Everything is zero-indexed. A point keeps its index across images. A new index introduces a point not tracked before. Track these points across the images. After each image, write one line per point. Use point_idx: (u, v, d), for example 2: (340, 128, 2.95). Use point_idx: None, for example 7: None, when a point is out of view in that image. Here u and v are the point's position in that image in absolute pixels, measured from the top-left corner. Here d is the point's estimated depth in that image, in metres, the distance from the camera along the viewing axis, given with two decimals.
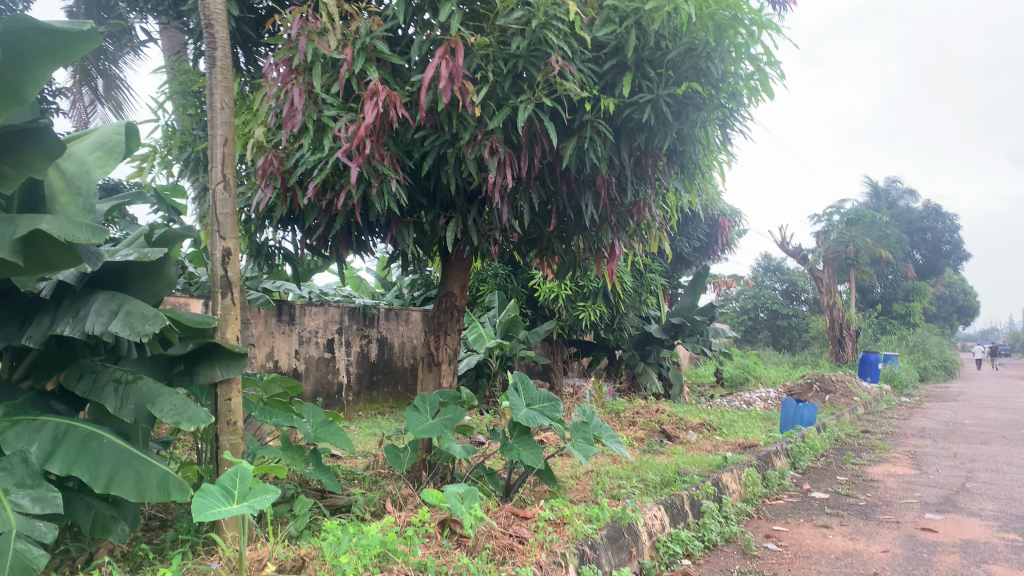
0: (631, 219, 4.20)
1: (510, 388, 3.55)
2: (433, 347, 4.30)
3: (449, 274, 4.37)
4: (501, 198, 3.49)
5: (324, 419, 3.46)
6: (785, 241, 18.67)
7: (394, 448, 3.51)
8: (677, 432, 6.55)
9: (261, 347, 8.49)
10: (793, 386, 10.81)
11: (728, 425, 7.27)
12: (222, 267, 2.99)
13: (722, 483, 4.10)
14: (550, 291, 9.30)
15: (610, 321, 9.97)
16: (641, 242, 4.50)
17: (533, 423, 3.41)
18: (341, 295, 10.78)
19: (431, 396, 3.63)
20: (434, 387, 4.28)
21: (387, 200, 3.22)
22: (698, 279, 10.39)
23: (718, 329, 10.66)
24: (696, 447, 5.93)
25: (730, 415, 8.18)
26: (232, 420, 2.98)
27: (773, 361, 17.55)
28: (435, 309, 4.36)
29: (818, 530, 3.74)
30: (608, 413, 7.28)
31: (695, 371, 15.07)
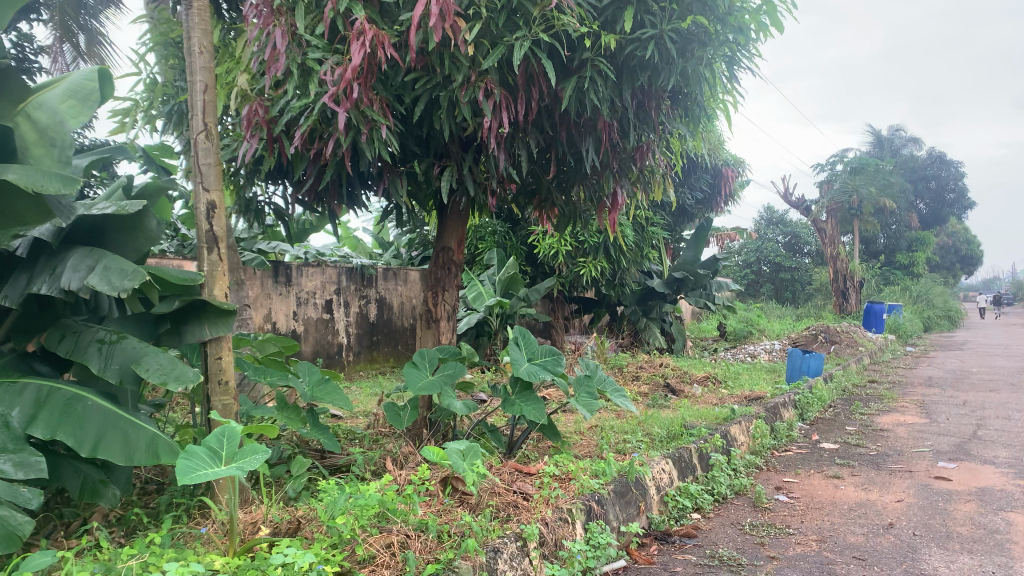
0: (634, 165, 4.06)
1: (510, 343, 3.45)
2: (431, 304, 4.19)
3: (446, 228, 4.25)
4: (497, 144, 3.35)
5: (320, 377, 3.33)
6: (787, 192, 18.47)
7: (393, 406, 3.42)
8: (682, 386, 6.48)
9: (259, 309, 8.40)
10: (797, 338, 10.73)
11: (733, 377, 7.20)
12: (206, 222, 2.86)
13: (731, 435, 4.01)
14: (551, 246, 9.17)
15: (612, 276, 9.85)
16: (644, 190, 4.37)
17: (534, 377, 3.31)
18: (339, 256, 10.66)
19: (429, 353, 3.51)
20: (434, 344, 4.19)
21: (378, 147, 3.08)
22: (700, 232, 10.25)
23: (722, 282, 10.54)
24: (702, 400, 5.85)
25: (735, 368, 8.10)
26: (224, 380, 2.87)
27: (776, 314, 17.49)
28: (432, 265, 4.24)
29: (829, 481, 3.66)
30: (611, 368, 7.21)
31: (698, 326, 15.00)
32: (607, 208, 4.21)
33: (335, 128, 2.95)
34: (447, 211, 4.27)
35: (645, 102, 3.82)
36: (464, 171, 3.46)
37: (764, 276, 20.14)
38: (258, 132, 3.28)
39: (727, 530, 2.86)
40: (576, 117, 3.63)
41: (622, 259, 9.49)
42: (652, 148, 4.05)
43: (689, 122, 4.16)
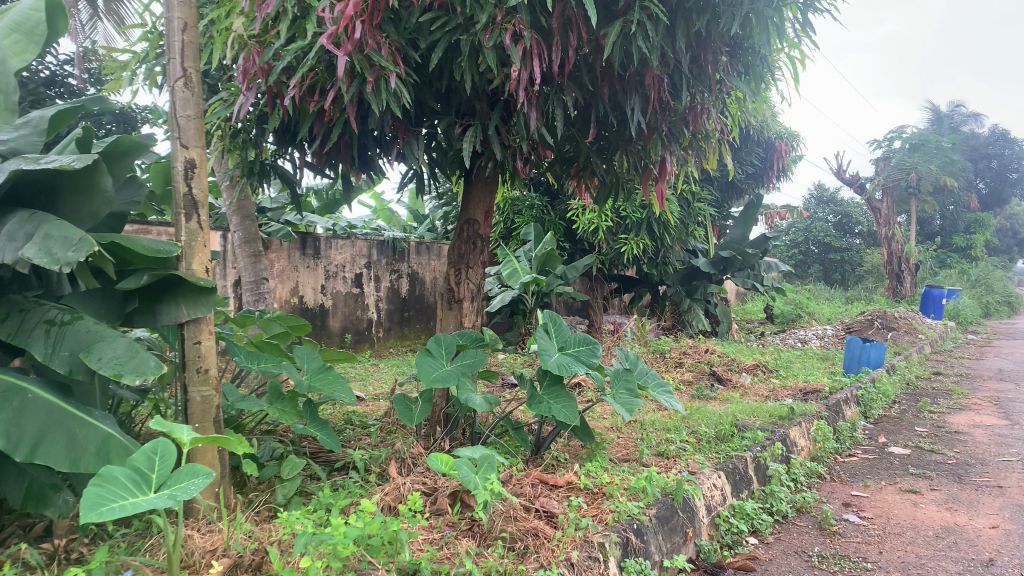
0: (686, 128, 3.57)
1: (539, 330, 3.00)
2: (453, 283, 3.75)
3: (473, 198, 3.81)
4: (527, 99, 2.88)
5: (320, 364, 2.93)
6: (840, 169, 17.61)
7: (404, 399, 3.01)
8: (729, 375, 5.97)
9: (285, 282, 8.09)
10: (851, 323, 10.09)
11: (786, 366, 6.66)
12: (184, 184, 2.45)
13: (790, 439, 3.52)
14: (590, 221, 8.68)
15: (654, 254, 9.32)
16: (697, 157, 3.88)
17: (565, 371, 2.86)
18: (370, 228, 10.28)
19: (447, 340, 3.08)
20: (455, 328, 3.76)
21: (386, 101, 2.63)
22: (749, 209, 9.63)
23: (772, 263, 9.93)
24: (752, 392, 5.36)
25: (786, 355, 7.56)
26: (204, 368, 2.48)
27: (825, 296, 16.76)
28: (456, 239, 3.80)
29: (906, 497, 3.16)
30: (652, 353, 6.73)
31: (743, 308, 14.37)
32: (655, 178, 3.72)
33: (335, 77, 2.50)
34: (473, 180, 3.82)
35: (702, 54, 3.32)
36: (490, 131, 3.00)
37: (813, 257, 19.35)
38: (254, 83, 2.84)
39: (791, 562, 2.39)
40: (621, 69, 3.14)
41: (666, 237, 8.95)
42: (706, 109, 3.55)
43: (750, 80, 3.66)
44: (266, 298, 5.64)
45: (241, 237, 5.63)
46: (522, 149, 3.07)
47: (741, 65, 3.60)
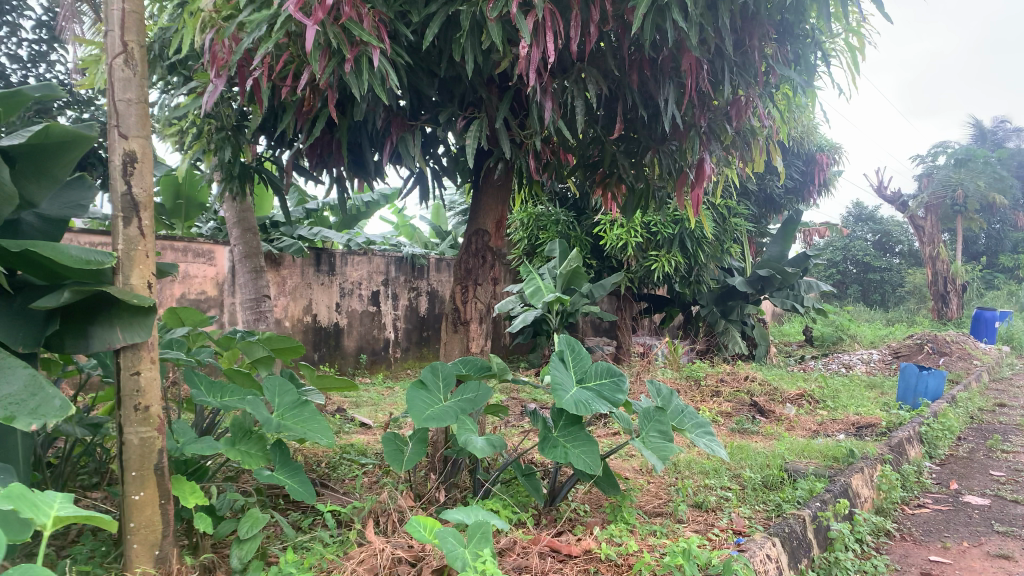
0: (729, 124, 3.10)
1: (554, 359, 2.53)
2: (459, 303, 3.30)
3: (484, 205, 3.37)
4: (541, 84, 2.43)
5: (294, 398, 2.47)
6: (880, 186, 16.93)
7: (394, 439, 2.54)
8: (772, 407, 5.44)
9: (298, 300, 7.73)
10: (899, 348, 9.45)
11: (833, 396, 6.09)
12: (122, 182, 2.02)
13: (853, 489, 2.98)
14: (618, 237, 8.23)
15: (687, 272, 8.81)
16: (741, 159, 3.40)
17: (584, 410, 2.37)
18: (389, 244, 9.89)
19: (445, 369, 2.60)
20: (461, 353, 3.30)
21: (370, 84, 2.20)
22: (788, 226, 9.07)
23: (813, 283, 9.32)
24: (798, 427, 4.81)
25: (831, 383, 6.99)
26: (143, 404, 2.04)
27: (865, 318, 16.01)
28: (463, 252, 3.35)
29: (997, 564, 2.62)
30: (685, 380, 6.21)
31: (779, 330, 13.71)
32: (692, 182, 3.25)
33: (307, 52, 2.07)
34: (484, 185, 3.39)
35: (748, 36, 2.86)
36: (498, 123, 2.55)
37: (850, 276, 18.48)
38: (222, 67, 2.43)
39: None
40: (653, 52, 2.69)
41: (700, 254, 8.44)
42: (753, 103, 3.09)
43: (803, 69, 3.18)
44: (267, 317, 5.24)
45: (241, 252, 5.24)
46: (537, 147, 2.62)
47: (792, 53, 3.13)
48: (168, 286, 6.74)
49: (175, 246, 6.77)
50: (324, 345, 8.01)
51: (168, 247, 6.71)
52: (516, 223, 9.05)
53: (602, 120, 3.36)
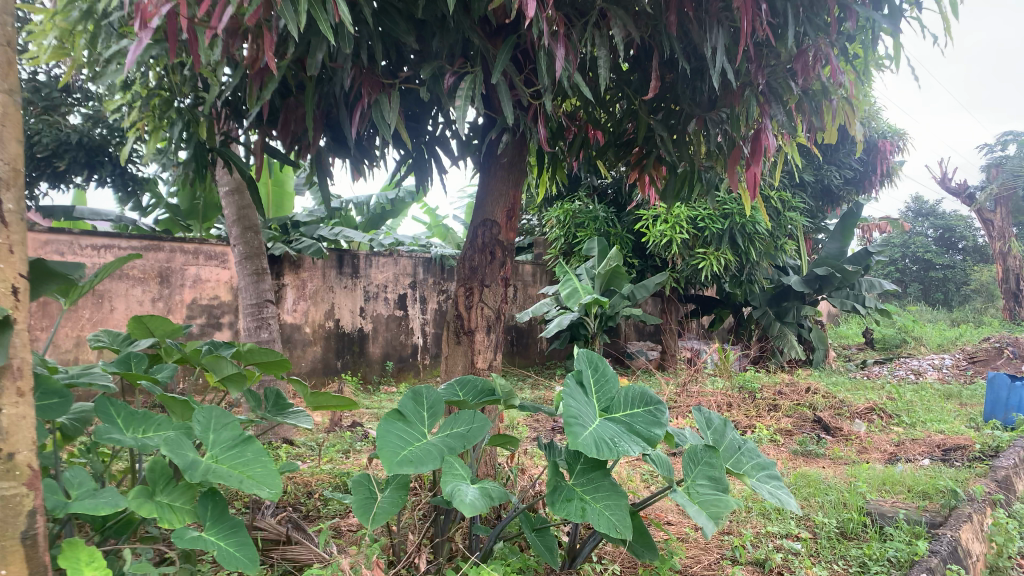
0: (795, 82, 2.49)
1: (572, 383, 1.94)
2: (463, 309, 2.74)
3: (493, 191, 2.79)
4: (548, 24, 1.86)
5: (234, 433, 1.92)
6: (943, 177, 15.90)
7: (366, 487, 1.97)
8: (839, 424, 4.76)
9: (319, 305, 7.27)
10: (975, 353, 8.62)
11: (909, 410, 5.37)
12: None
13: (963, 547, 2.34)
14: (662, 234, 7.60)
15: (738, 271, 8.13)
16: (809, 127, 2.77)
17: (609, 453, 1.78)
18: (419, 245, 9.35)
19: (433, 395, 2.03)
20: (464, 370, 2.72)
21: (313, 18, 1.64)
22: (848, 220, 8.29)
23: (876, 282, 8.48)
24: (873, 450, 4.13)
25: (905, 394, 6.25)
26: (5, 451, 1.50)
27: (929, 319, 14.97)
28: (467, 248, 2.79)
29: None
30: (738, 393, 5.54)
31: (836, 333, 12.80)
32: (747, 156, 2.64)
33: None
34: (493, 167, 2.82)
35: None
36: (496, 78, 1.99)
37: (911, 274, 17.39)
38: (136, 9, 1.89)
39: None
40: None
41: (752, 252, 7.74)
42: (825, 56, 2.46)
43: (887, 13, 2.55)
44: (269, 324, 4.74)
45: (241, 252, 4.73)
46: (547, 109, 2.05)
47: None
48: (177, 290, 6.31)
49: (184, 247, 6.34)
50: (347, 352, 7.52)
51: (176, 249, 6.29)
52: (552, 220, 8.45)
53: (634, 84, 2.78)
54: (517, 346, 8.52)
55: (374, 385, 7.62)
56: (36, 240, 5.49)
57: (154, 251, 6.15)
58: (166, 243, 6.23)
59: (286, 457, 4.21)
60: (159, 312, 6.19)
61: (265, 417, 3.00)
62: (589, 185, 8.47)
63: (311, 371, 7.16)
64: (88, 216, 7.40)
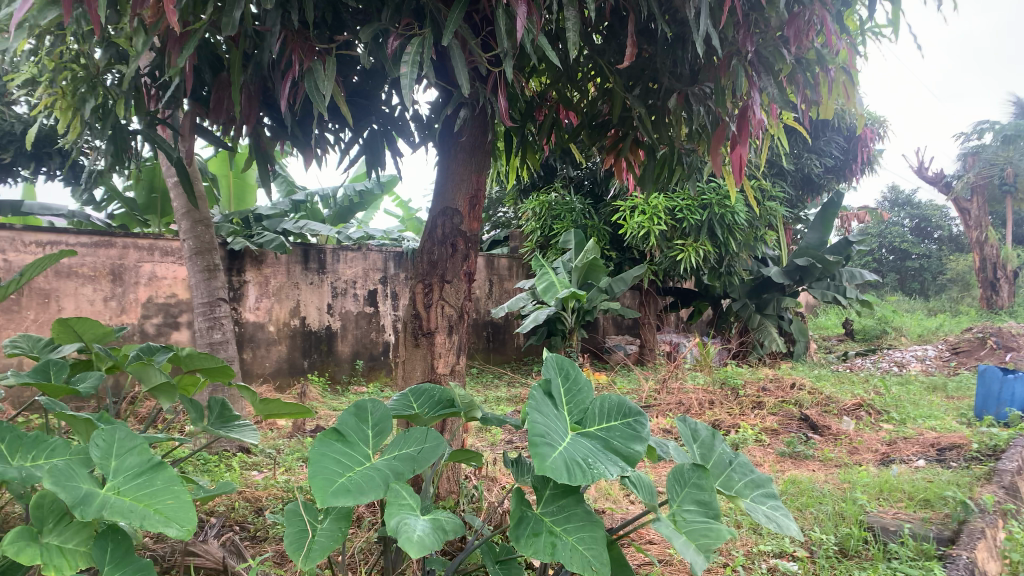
0: (787, 50, 2.25)
1: (540, 392, 1.67)
2: (421, 307, 2.45)
3: (454, 175, 2.51)
4: None
5: (142, 459, 1.63)
6: (921, 166, 15.83)
7: (300, 520, 1.70)
8: (826, 423, 4.54)
9: (283, 302, 6.93)
10: (958, 344, 8.47)
11: (898, 405, 5.17)
12: None
13: (978, 566, 2.11)
14: (640, 225, 7.33)
15: (718, 262, 7.91)
16: (802, 102, 2.53)
17: (583, 478, 1.51)
18: (390, 239, 9.02)
19: (380, 411, 1.76)
20: (423, 376, 2.44)
21: None
22: (828, 210, 8.07)
23: (858, 272, 8.27)
24: (864, 451, 3.91)
25: (892, 388, 6.06)
26: None
27: (907, 309, 14.87)
28: (426, 240, 2.50)
29: None
30: (720, 390, 5.31)
31: (816, 324, 12.66)
32: (733, 134, 2.40)
33: None
34: (454, 149, 2.54)
35: None
36: (447, 40, 1.72)
37: (888, 264, 17.27)
38: None
39: None
40: None
41: (732, 242, 7.53)
42: (818, 22, 2.22)
43: None
44: (222, 323, 4.45)
45: (192, 248, 4.36)
46: (508, 78, 1.78)
47: None
48: (131, 289, 5.91)
49: (138, 244, 5.92)
50: (315, 351, 7.19)
51: (130, 245, 5.88)
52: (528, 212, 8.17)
53: (608, 57, 2.52)
54: (493, 342, 8.25)
55: (343, 385, 7.30)
56: None
57: (106, 247, 5.74)
58: (118, 239, 5.82)
59: (240, 468, 3.89)
60: (111, 312, 5.79)
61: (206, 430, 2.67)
62: (566, 176, 8.20)
63: (275, 372, 6.86)
64: (39, 211, 6.94)
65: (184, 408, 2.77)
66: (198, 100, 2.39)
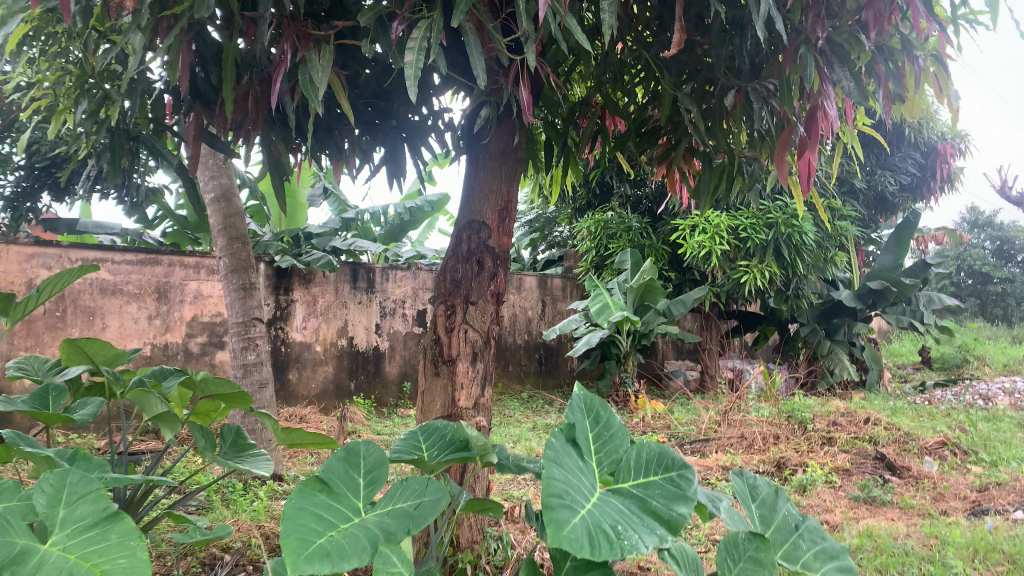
0: (867, 36, 1.96)
1: (562, 437, 1.38)
2: (442, 332, 2.20)
3: (481, 186, 2.27)
4: None
5: (96, 508, 1.38)
6: (1002, 185, 14.94)
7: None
8: (906, 463, 4.11)
9: (330, 322, 6.74)
10: None
11: (988, 444, 4.67)
12: None
13: None
14: (700, 245, 6.94)
15: (784, 284, 7.48)
16: (884, 98, 2.22)
17: (612, 550, 1.21)
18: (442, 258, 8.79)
19: (375, 455, 1.50)
20: (443, 408, 2.18)
21: None
22: (905, 230, 7.53)
23: (937, 296, 7.69)
24: (953, 500, 3.48)
25: (981, 424, 5.53)
26: None
27: (987, 336, 13.95)
28: (449, 258, 2.25)
29: None
30: (786, 423, 4.88)
31: (889, 351, 11.98)
32: (802, 137, 2.09)
33: None
34: (482, 156, 2.30)
35: None
36: (458, 24, 1.47)
37: (966, 288, 16.02)
38: None
39: None
40: None
41: (800, 264, 7.09)
42: (907, 2, 1.90)
43: None
44: (257, 345, 4.08)
45: (227, 265, 4.04)
46: (531, 64, 1.53)
47: None
48: (176, 307, 5.63)
49: (184, 261, 5.68)
50: (362, 373, 6.95)
51: (176, 263, 5.64)
52: (583, 231, 7.86)
53: (656, 51, 2.26)
54: (546, 365, 7.97)
55: (390, 408, 7.03)
56: (21, 253, 4.95)
57: (151, 265, 5.50)
58: (164, 257, 5.58)
59: (266, 499, 3.65)
60: (155, 331, 5.54)
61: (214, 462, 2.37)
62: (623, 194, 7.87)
63: (321, 394, 6.64)
64: (93, 229, 6.76)
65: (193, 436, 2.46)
66: (203, 102, 2.17)
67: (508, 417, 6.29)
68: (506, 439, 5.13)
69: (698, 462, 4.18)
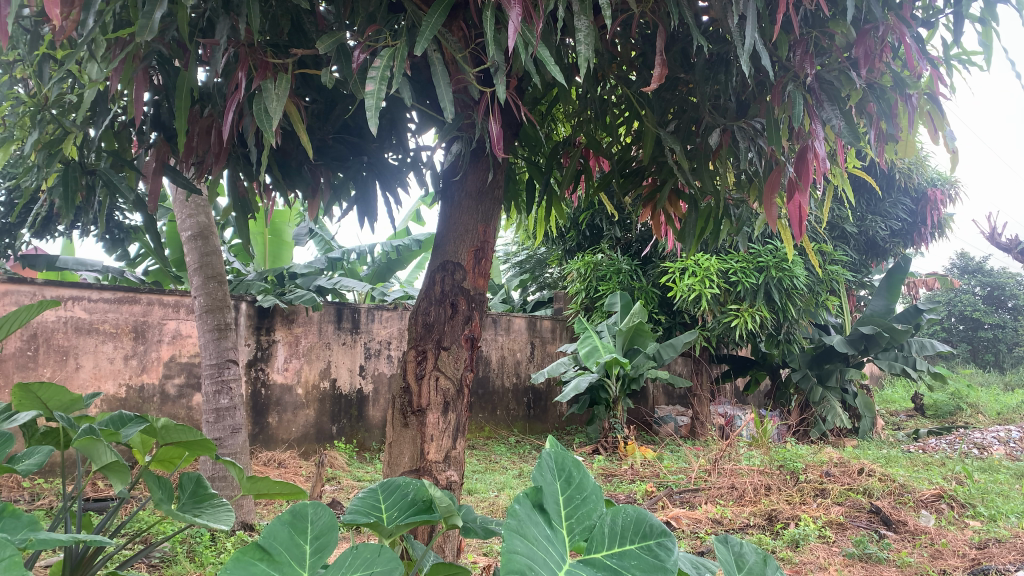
0: (857, 73, 1.91)
1: (526, 498, 1.25)
2: (412, 380, 2.07)
3: (457, 225, 2.18)
4: None
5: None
6: (990, 232, 14.98)
7: None
8: (901, 517, 3.95)
9: (313, 363, 6.57)
10: None
11: (985, 496, 4.54)
12: None
13: None
14: (690, 288, 6.84)
15: (777, 330, 7.36)
16: (876, 138, 2.16)
17: None
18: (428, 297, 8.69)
19: (325, 519, 1.32)
20: (410, 460, 2.04)
21: None
22: (896, 275, 7.46)
23: (929, 342, 7.58)
24: (953, 560, 3.32)
25: (978, 476, 5.39)
26: None
27: (981, 383, 13.79)
28: (421, 302, 2.13)
29: None
30: (778, 473, 4.73)
31: (882, 397, 11.84)
32: (791, 179, 2.00)
33: None
34: (457, 194, 2.23)
35: None
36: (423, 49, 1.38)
37: (958, 334, 15.86)
38: None
39: None
40: None
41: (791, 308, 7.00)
42: (893, 40, 1.87)
43: None
44: (231, 389, 3.87)
45: (201, 305, 3.89)
46: (502, 95, 1.43)
47: None
48: (154, 347, 5.46)
49: (164, 300, 5.53)
50: (344, 416, 6.75)
51: (155, 301, 5.49)
52: (574, 273, 7.79)
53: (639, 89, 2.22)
54: (534, 410, 7.81)
55: (372, 453, 6.83)
56: None
57: (129, 304, 5.35)
58: (142, 295, 5.43)
59: (233, 552, 3.46)
60: (131, 372, 5.36)
61: (172, 516, 1.79)
62: (613, 237, 7.80)
63: (302, 437, 6.44)
64: (73, 266, 6.54)
65: (148, 487, 1.88)
66: (167, 137, 2.07)
67: (494, 463, 6.12)
68: (488, 487, 4.95)
69: (688, 513, 4.00)
